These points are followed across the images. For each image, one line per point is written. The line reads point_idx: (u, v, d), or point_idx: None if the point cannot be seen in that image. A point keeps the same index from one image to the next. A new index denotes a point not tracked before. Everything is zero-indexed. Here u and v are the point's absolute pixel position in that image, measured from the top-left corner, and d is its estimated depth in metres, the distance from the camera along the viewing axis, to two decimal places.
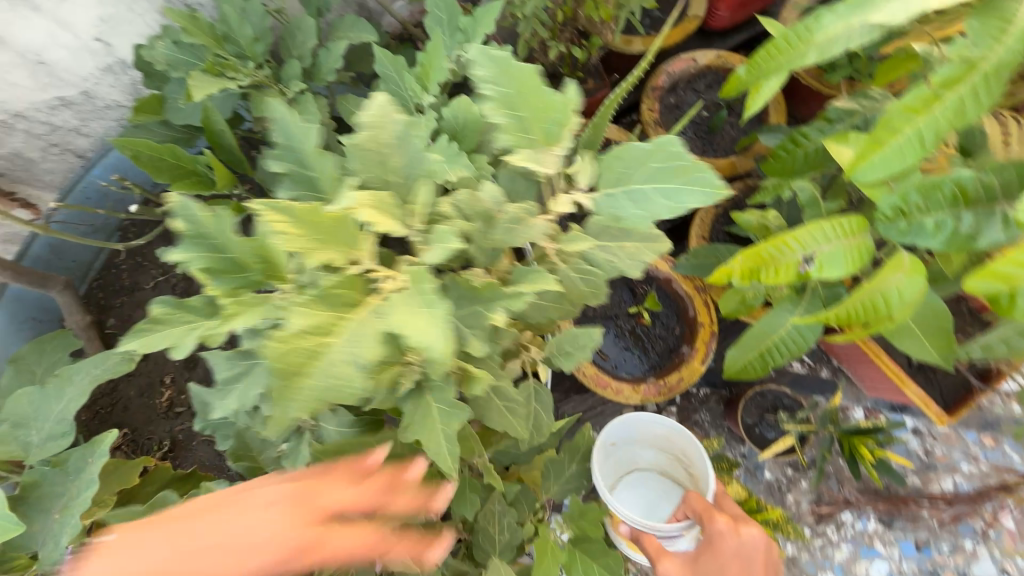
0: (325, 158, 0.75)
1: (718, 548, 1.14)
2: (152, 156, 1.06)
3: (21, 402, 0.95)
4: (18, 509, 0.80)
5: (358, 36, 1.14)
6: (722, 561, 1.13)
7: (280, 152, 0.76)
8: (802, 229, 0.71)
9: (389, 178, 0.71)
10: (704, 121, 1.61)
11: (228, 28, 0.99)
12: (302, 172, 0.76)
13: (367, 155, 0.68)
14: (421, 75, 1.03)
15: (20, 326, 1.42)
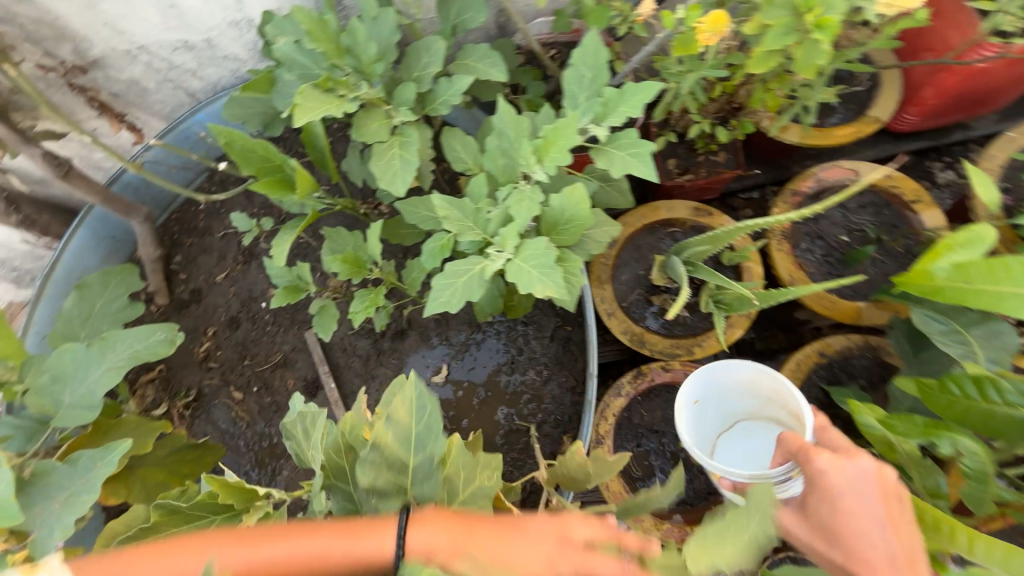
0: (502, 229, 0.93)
1: (830, 494, 0.80)
2: (245, 147, 1.01)
3: (64, 358, 0.97)
4: (24, 490, 0.80)
5: (486, 71, 1.01)
6: (835, 502, 0.79)
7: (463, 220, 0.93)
8: (982, 539, 0.72)
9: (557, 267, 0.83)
10: (840, 247, 1.37)
11: (353, 40, 0.89)
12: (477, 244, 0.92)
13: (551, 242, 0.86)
14: (540, 146, 0.91)
15: (97, 242, 1.50)
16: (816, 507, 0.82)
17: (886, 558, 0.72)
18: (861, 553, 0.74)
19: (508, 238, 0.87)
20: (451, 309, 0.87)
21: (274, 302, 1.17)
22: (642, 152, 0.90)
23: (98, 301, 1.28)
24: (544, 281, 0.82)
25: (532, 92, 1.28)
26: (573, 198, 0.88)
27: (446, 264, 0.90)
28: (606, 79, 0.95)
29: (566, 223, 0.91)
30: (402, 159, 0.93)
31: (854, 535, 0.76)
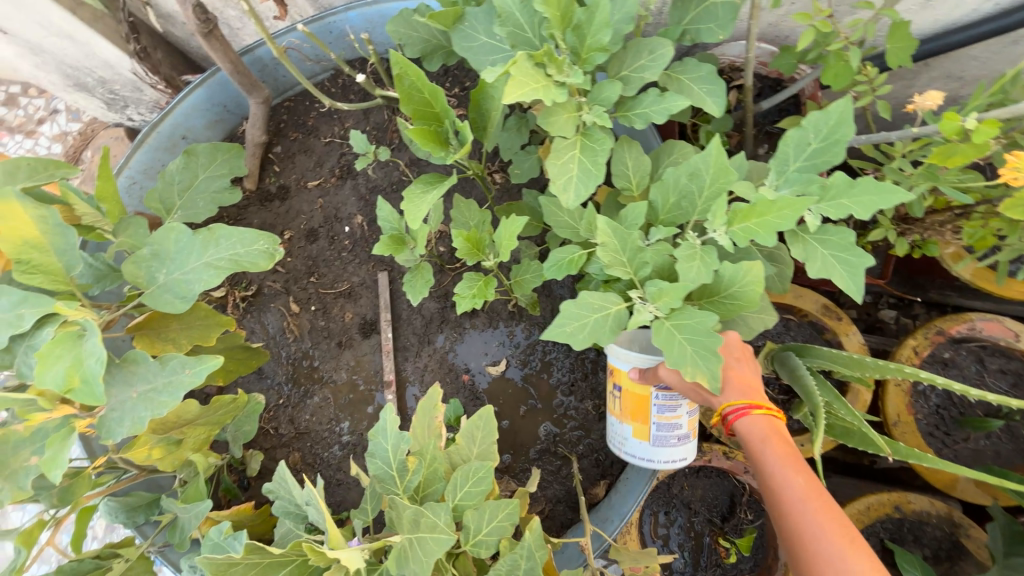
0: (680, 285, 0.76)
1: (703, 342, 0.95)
2: (414, 85, 0.91)
3: (169, 236, 0.93)
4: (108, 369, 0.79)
5: (701, 98, 0.88)
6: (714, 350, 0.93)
7: (622, 259, 0.82)
8: None
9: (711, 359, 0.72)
10: (958, 404, 1.25)
11: (586, 19, 0.77)
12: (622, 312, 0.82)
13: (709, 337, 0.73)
14: (738, 210, 0.77)
15: (208, 107, 1.44)
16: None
17: (738, 371, 0.91)
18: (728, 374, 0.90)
19: (666, 294, 0.77)
20: (574, 345, 0.78)
21: (375, 248, 1.13)
22: (852, 259, 0.77)
23: (201, 173, 1.23)
24: (696, 362, 0.73)
25: (716, 125, 1.14)
26: (745, 274, 0.76)
27: (583, 293, 0.81)
28: (837, 160, 0.81)
29: (727, 297, 0.80)
30: (581, 166, 0.83)
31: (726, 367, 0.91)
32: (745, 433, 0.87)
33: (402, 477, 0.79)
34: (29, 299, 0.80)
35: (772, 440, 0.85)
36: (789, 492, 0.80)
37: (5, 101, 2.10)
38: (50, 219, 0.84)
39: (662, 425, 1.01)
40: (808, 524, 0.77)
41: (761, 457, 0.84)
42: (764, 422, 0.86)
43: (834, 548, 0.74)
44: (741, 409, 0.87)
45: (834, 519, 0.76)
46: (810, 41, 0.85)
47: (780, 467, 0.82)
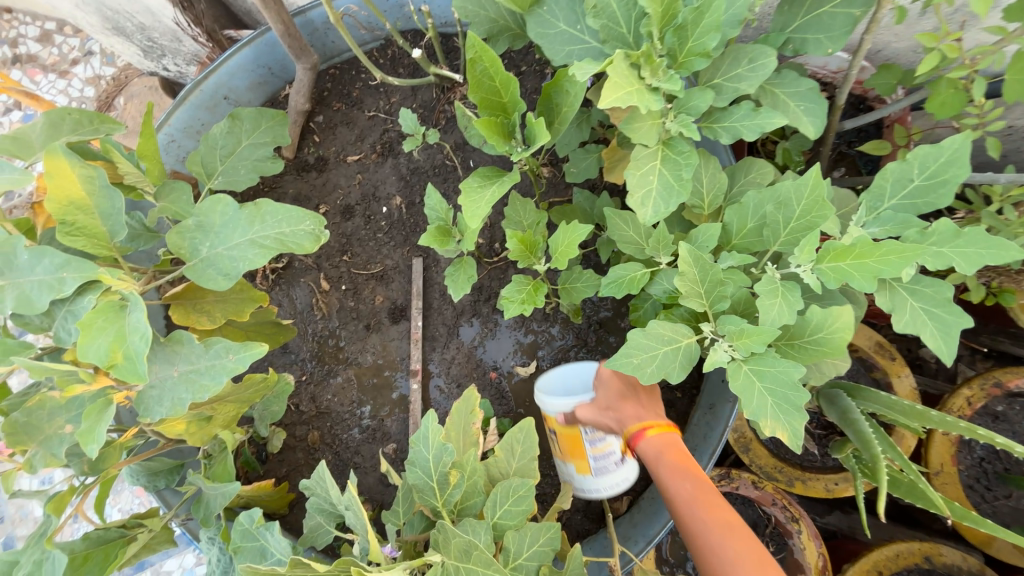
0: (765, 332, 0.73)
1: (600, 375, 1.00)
2: (487, 72, 0.85)
3: (216, 209, 0.90)
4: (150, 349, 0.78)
5: (797, 117, 0.81)
6: (607, 381, 0.98)
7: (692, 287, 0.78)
8: None
9: (791, 411, 0.70)
10: (1003, 459, 1.20)
11: (692, 20, 0.71)
12: (692, 350, 0.80)
13: (789, 393, 0.71)
14: (831, 249, 0.74)
15: (250, 68, 1.37)
16: (604, 388, 0.97)
17: (634, 398, 0.96)
18: (621, 404, 0.95)
19: (748, 337, 0.74)
20: (642, 378, 0.77)
21: (421, 239, 1.09)
22: (947, 320, 0.76)
23: (245, 140, 1.18)
24: (777, 416, 0.71)
25: (793, 142, 1.09)
26: (833, 321, 0.72)
27: (653, 323, 0.79)
28: (941, 203, 0.75)
29: (810, 342, 0.77)
30: (662, 179, 0.77)
31: (619, 397, 0.96)
32: (648, 458, 0.90)
33: (444, 491, 0.76)
34: (71, 263, 0.77)
35: (668, 456, 0.88)
36: (683, 503, 0.83)
37: (40, 38, 2.04)
38: (96, 180, 0.81)
39: (598, 456, 0.98)
40: (701, 529, 0.79)
41: (660, 477, 0.87)
42: (662, 439, 0.90)
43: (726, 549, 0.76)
44: (641, 434, 0.91)
45: (724, 516, 0.80)
46: (930, 66, 0.78)
47: (672, 478, 0.85)
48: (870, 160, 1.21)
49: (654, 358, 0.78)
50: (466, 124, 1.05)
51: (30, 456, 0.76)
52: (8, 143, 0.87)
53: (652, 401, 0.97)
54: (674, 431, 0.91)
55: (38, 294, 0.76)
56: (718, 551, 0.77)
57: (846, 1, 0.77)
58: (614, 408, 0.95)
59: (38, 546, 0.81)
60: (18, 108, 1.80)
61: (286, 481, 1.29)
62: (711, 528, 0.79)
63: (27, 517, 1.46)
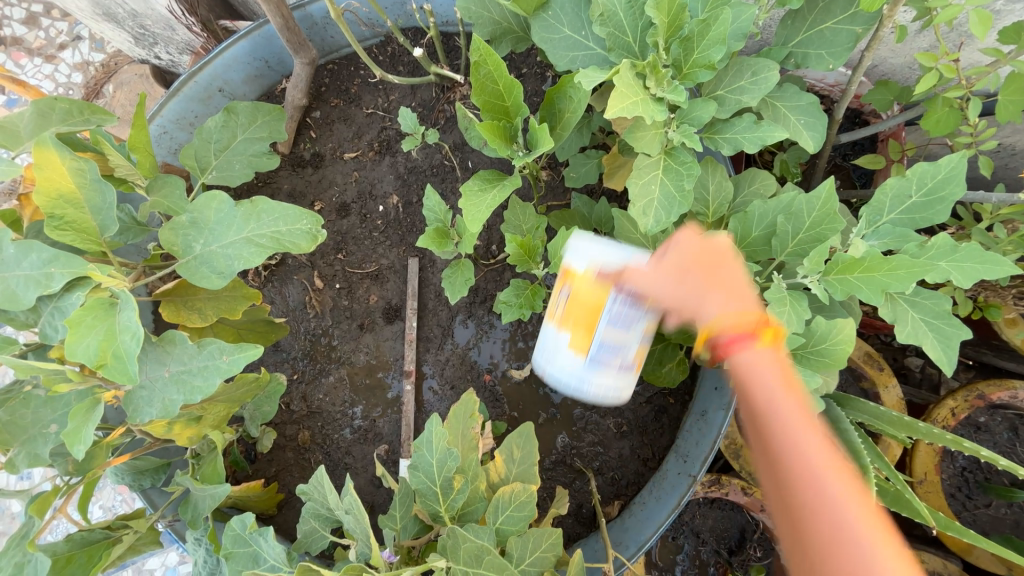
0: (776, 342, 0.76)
1: (681, 239, 0.76)
2: (490, 76, 0.84)
3: (211, 206, 0.88)
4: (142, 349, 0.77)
5: (797, 130, 0.82)
6: (680, 257, 0.75)
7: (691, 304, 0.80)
8: None
9: None
10: (985, 468, 1.23)
11: (698, 32, 0.71)
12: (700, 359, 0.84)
13: None
14: (839, 262, 0.78)
15: (245, 60, 1.34)
16: (676, 260, 0.75)
17: (716, 269, 0.73)
18: (710, 283, 0.72)
19: None
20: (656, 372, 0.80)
21: (419, 240, 1.09)
22: (948, 334, 0.77)
23: (240, 134, 1.16)
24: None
25: (790, 154, 1.10)
26: (837, 332, 0.76)
27: (670, 320, 0.82)
28: (938, 220, 0.77)
29: (813, 351, 0.80)
30: (664, 189, 0.77)
31: (702, 275, 0.73)
32: (746, 366, 0.67)
33: (447, 496, 0.76)
34: (60, 258, 0.75)
35: (774, 374, 0.65)
36: (790, 438, 0.60)
37: (26, 21, 1.98)
38: (87, 173, 0.79)
39: (607, 343, 0.79)
40: (808, 477, 0.57)
41: (761, 396, 0.64)
42: (767, 348, 0.67)
43: (852, 514, 0.54)
44: (738, 333, 0.68)
45: (841, 467, 0.57)
46: (928, 85, 0.79)
47: (779, 400, 0.63)
48: (864, 174, 1.22)
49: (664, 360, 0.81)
50: (467, 125, 1.04)
51: (12, 456, 0.74)
52: None
53: (744, 287, 0.72)
54: (783, 342, 0.68)
55: (24, 288, 0.73)
56: (836, 506, 0.55)
57: (849, 18, 0.78)
58: (694, 284, 0.73)
59: (18, 548, 0.79)
60: (0, 92, 1.74)
61: (275, 481, 1.27)
62: (823, 480, 0.56)
63: (4, 513, 1.42)
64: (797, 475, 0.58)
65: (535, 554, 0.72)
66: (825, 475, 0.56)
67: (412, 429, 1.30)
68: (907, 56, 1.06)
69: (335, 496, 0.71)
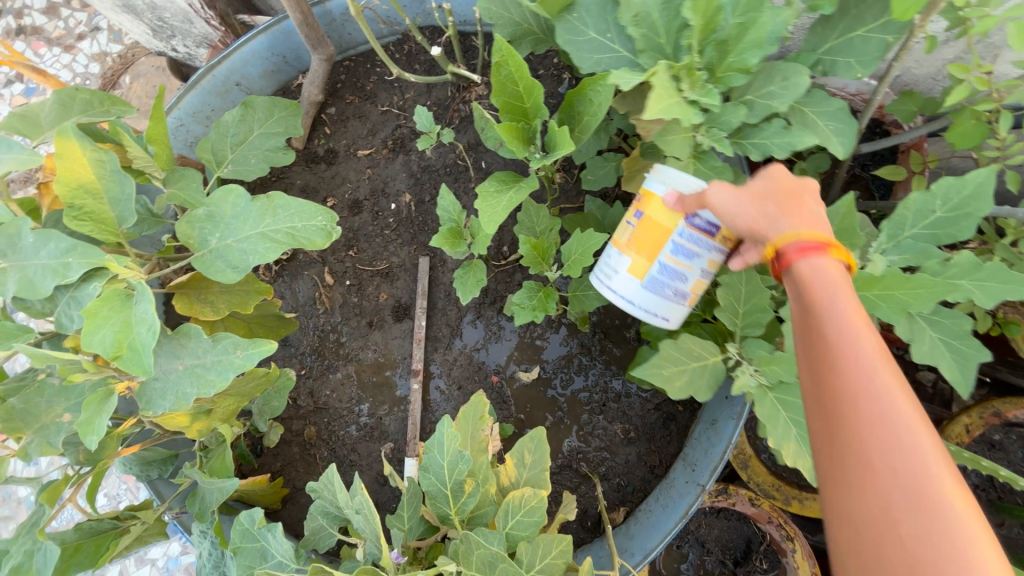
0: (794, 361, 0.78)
1: (767, 173, 0.76)
2: (511, 77, 0.84)
3: (227, 200, 0.88)
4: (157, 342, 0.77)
5: (820, 139, 0.81)
6: (765, 184, 0.74)
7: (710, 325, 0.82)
8: None
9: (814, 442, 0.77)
10: (998, 489, 1.21)
11: (735, 35, 0.74)
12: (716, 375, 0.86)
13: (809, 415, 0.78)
14: (858, 278, 0.76)
15: (263, 54, 1.34)
16: (760, 187, 0.74)
17: (800, 202, 0.72)
18: (795, 210, 0.70)
19: (776, 364, 0.80)
20: (670, 389, 0.82)
21: (432, 239, 1.09)
22: (967, 354, 0.77)
23: (256, 129, 1.16)
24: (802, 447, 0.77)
25: (810, 163, 1.09)
26: None
27: (685, 337, 0.84)
28: (963, 236, 0.76)
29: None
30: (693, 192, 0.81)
31: (787, 200, 0.71)
32: (808, 273, 0.65)
33: (457, 499, 0.77)
34: (78, 248, 0.75)
35: (842, 288, 0.62)
36: (857, 348, 0.57)
37: (46, 10, 2.00)
38: (107, 163, 0.79)
39: (667, 267, 0.86)
40: (865, 390, 0.54)
41: (823, 300, 0.62)
42: (837, 261, 0.65)
43: (905, 421, 0.52)
44: (810, 245, 0.66)
45: (905, 382, 0.55)
46: (956, 98, 0.78)
47: (845, 311, 0.60)
48: (883, 185, 1.20)
49: (682, 376, 0.83)
50: (484, 125, 1.04)
51: (26, 444, 0.74)
52: (18, 121, 0.86)
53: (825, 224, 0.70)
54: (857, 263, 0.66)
55: (42, 278, 0.74)
56: (898, 424, 0.52)
57: (880, 27, 0.78)
58: (773, 208, 0.71)
59: (29, 535, 0.79)
60: (19, 81, 1.76)
61: (280, 476, 1.27)
62: (885, 396, 0.53)
63: (10, 498, 1.43)
64: (860, 389, 0.54)
65: (544, 562, 0.71)
66: (891, 389, 0.53)
67: (418, 428, 1.30)
68: (932, 66, 1.04)
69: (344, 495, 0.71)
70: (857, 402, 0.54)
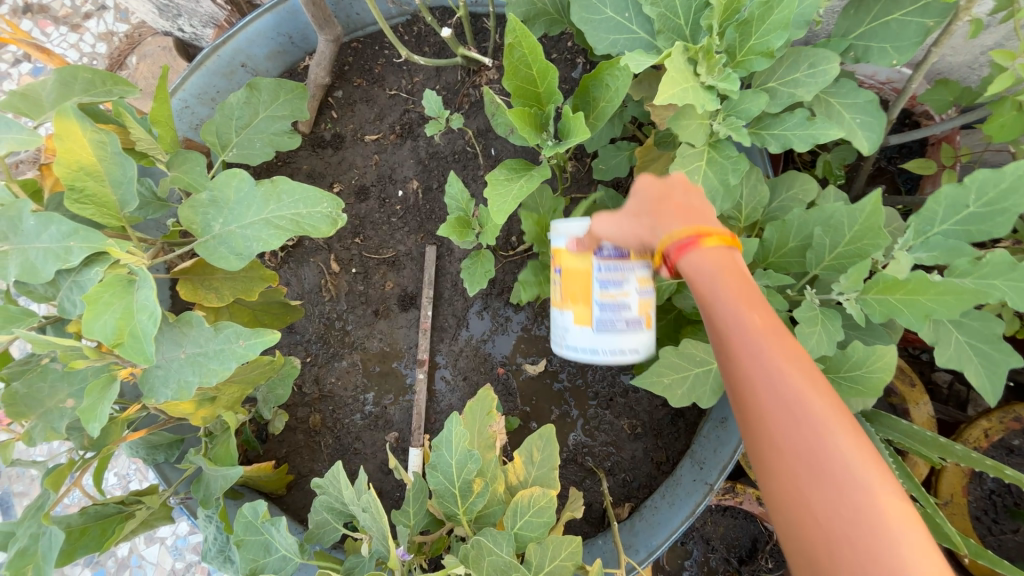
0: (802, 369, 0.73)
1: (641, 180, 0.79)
2: (524, 59, 0.80)
3: (230, 184, 0.86)
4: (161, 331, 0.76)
5: (851, 128, 0.78)
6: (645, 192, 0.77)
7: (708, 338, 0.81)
8: None
9: None
10: (1016, 493, 1.18)
11: (759, 15, 0.72)
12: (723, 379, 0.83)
13: None
14: (879, 281, 0.73)
15: (269, 34, 1.31)
16: (643, 196, 0.77)
17: (676, 198, 0.74)
18: (670, 210, 0.73)
19: None
20: (673, 399, 0.82)
21: (440, 228, 1.07)
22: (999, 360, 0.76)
23: (262, 111, 1.13)
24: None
25: (835, 155, 1.05)
26: (875, 360, 0.73)
27: (686, 344, 0.83)
28: (998, 232, 0.71)
29: (846, 377, 0.77)
30: (708, 182, 0.77)
31: (667, 203, 0.74)
32: (692, 271, 0.67)
33: (466, 498, 0.77)
34: (79, 232, 0.73)
35: (723, 275, 0.65)
36: (756, 355, 0.58)
37: None
38: (108, 145, 0.77)
39: (606, 304, 0.83)
40: (769, 383, 0.56)
41: (709, 300, 0.64)
42: (713, 251, 0.67)
43: (795, 395, 0.55)
44: (685, 240, 0.68)
45: (800, 359, 0.57)
46: (1000, 86, 0.73)
47: (733, 304, 0.62)
48: (910, 178, 1.15)
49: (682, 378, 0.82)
50: (494, 111, 1.00)
51: (30, 428, 0.74)
52: (18, 100, 0.83)
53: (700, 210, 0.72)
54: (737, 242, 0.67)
55: (43, 262, 0.73)
56: (807, 416, 0.54)
57: (919, 10, 0.73)
58: (652, 217, 0.74)
59: (35, 519, 0.80)
60: (27, 60, 1.74)
61: (285, 463, 1.27)
62: (784, 383, 0.55)
63: (24, 475, 1.46)
64: (765, 387, 0.56)
65: (553, 565, 0.71)
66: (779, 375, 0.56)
67: (423, 418, 1.29)
68: (969, 53, 0.98)
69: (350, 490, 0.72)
70: (763, 398, 0.56)
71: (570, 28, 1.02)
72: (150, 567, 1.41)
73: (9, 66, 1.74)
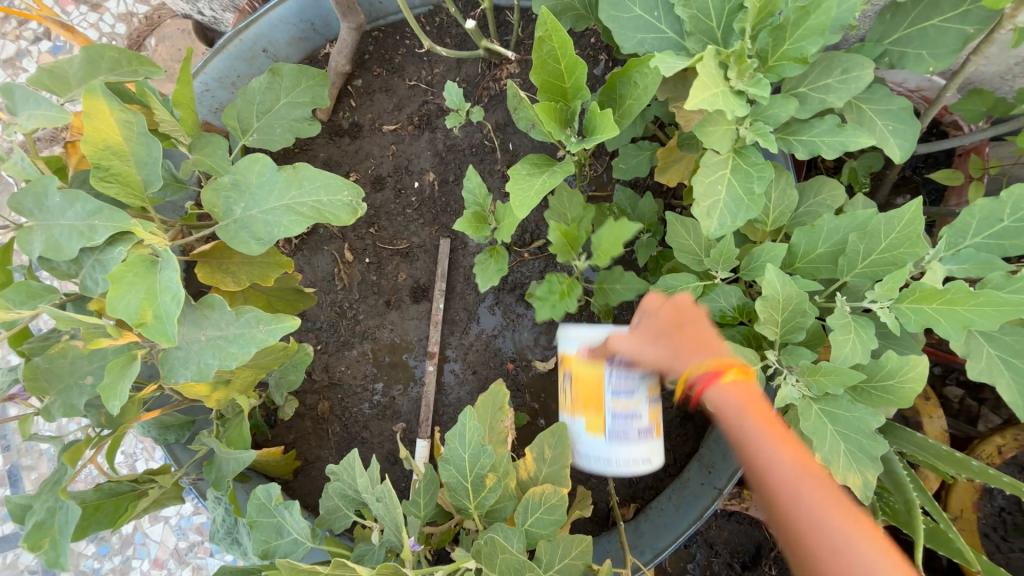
0: (844, 377, 0.74)
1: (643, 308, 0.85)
2: (554, 54, 0.80)
3: (253, 167, 0.86)
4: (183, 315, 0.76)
5: (881, 132, 0.77)
6: (651, 319, 0.82)
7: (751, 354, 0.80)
8: None
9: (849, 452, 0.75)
10: None
11: (794, 21, 0.70)
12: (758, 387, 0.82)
13: (845, 424, 0.76)
14: (919, 290, 0.74)
15: (289, 20, 1.30)
16: (650, 322, 0.82)
17: (684, 323, 0.79)
18: (686, 338, 0.77)
19: (822, 376, 0.77)
20: None
21: (457, 222, 1.07)
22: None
23: (283, 97, 1.13)
24: (838, 463, 0.75)
25: (861, 162, 1.05)
26: (910, 369, 0.73)
27: (722, 347, 0.81)
28: None
29: (878, 388, 0.78)
30: (732, 191, 0.76)
31: (678, 328, 0.79)
32: (718, 403, 0.71)
33: (478, 493, 0.78)
34: (104, 211, 0.73)
35: (748, 407, 0.69)
36: (792, 493, 0.61)
37: None
38: (135, 126, 0.77)
39: (618, 414, 0.86)
40: (821, 536, 0.58)
41: (734, 432, 0.68)
42: (734, 381, 0.72)
43: (839, 534, 0.57)
44: (709, 372, 0.73)
45: (834, 492, 0.61)
46: None
47: (763, 439, 0.66)
48: (934, 189, 1.14)
49: None
50: (515, 105, 0.99)
51: (49, 403, 0.75)
52: (46, 77, 0.84)
53: (709, 336, 0.77)
54: (754, 374, 0.72)
55: (68, 239, 0.73)
56: (842, 553, 0.56)
57: (959, 16, 0.72)
58: (669, 345, 0.79)
59: (51, 493, 0.81)
60: (47, 38, 1.74)
61: (294, 448, 1.28)
62: (829, 530, 0.58)
63: (33, 450, 1.48)
64: (817, 538, 0.58)
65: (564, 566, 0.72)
66: (823, 521, 0.58)
67: (431, 410, 1.29)
68: (1004, 62, 0.96)
69: (364, 478, 0.72)
70: (823, 559, 0.57)
71: (597, 24, 1.01)
72: (154, 545, 1.43)
73: (29, 43, 1.75)
